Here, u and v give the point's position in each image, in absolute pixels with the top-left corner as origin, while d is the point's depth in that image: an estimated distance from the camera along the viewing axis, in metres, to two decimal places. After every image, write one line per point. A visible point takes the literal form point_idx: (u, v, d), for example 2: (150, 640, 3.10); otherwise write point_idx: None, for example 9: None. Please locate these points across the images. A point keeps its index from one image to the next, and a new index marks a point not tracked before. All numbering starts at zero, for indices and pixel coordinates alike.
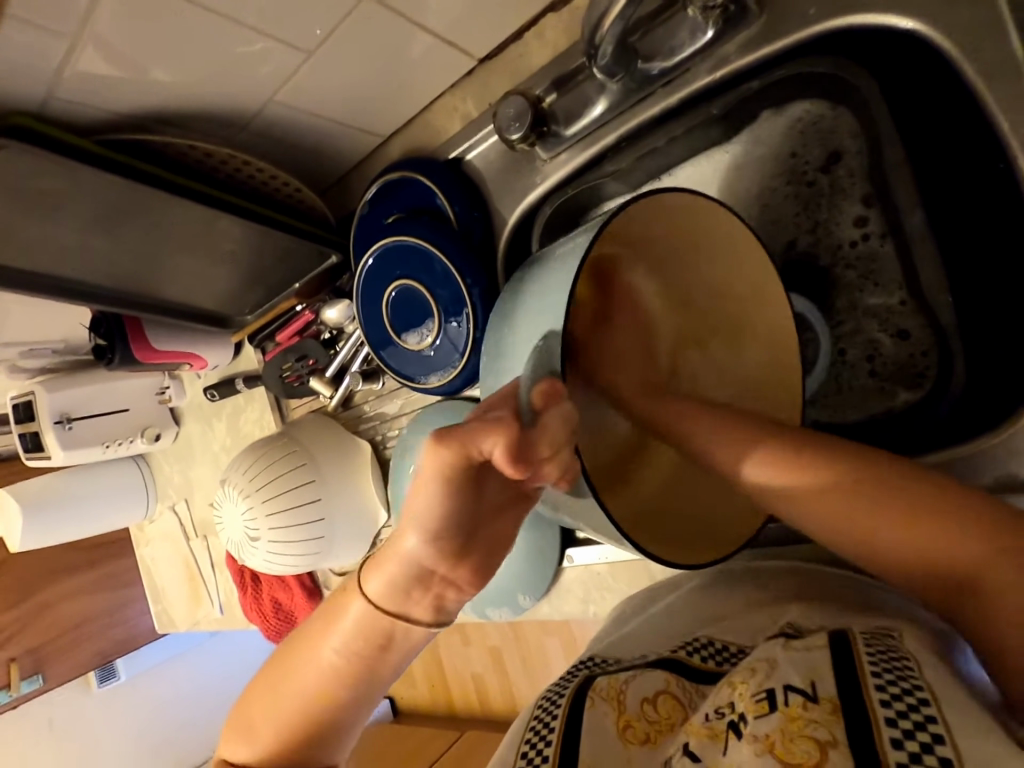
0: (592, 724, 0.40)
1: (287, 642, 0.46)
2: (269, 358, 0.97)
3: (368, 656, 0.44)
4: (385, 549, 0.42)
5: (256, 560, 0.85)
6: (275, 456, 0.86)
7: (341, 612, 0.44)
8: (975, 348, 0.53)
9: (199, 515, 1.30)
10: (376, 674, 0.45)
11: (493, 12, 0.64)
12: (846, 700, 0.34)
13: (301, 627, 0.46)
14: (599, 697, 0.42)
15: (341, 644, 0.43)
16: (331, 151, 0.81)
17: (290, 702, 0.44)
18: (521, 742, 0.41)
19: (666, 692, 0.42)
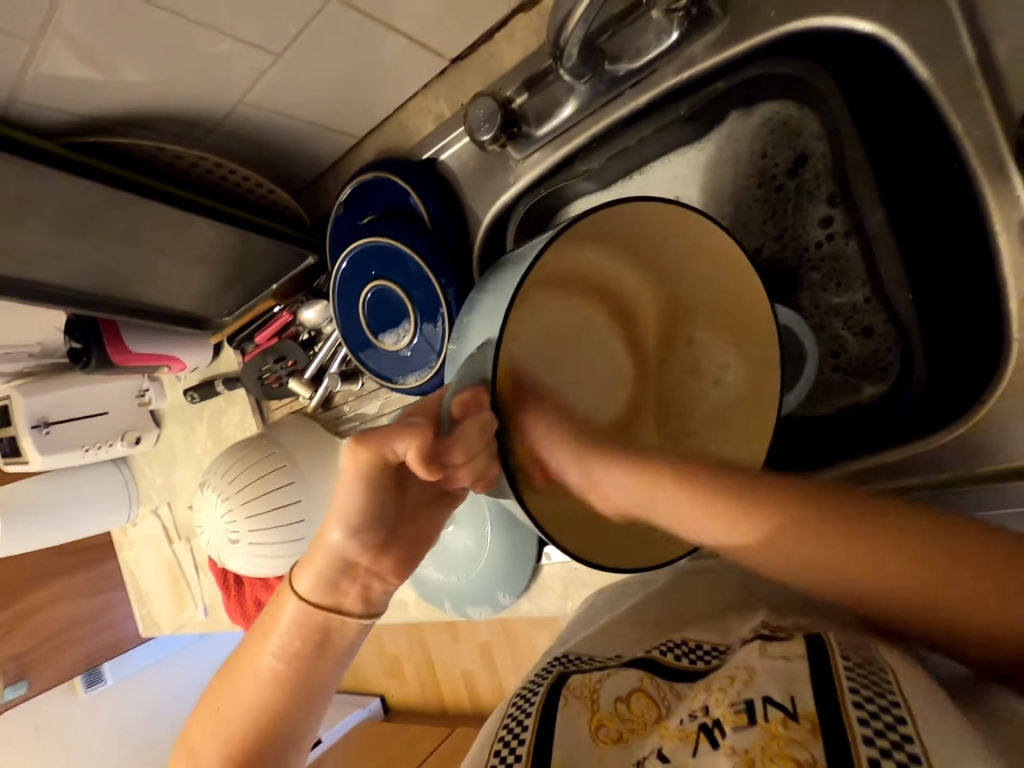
0: (565, 724, 0.40)
1: (228, 660, 0.47)
2: (247, 361, 0.98)
3: (303, 660, 0.45)
4: (313, 545, 0.44)
5: (238, 562, 0.85)
6: (252, 458, 0.86)
7: (275, 617, 0.45)
8: (937, 344, 0.54)
9: (182, 518, 1.30)
10: (313, 684, 0.45)
11: (464, 12, 0.63)
12: (826, 714, 0.34)
13: (239, 643, 0.47)
14: (574, 695, 0.42)
15: (276, 648, 0.45)
16: (304, 152, 0.80)
17: (228, 719, 0.45)
18: (495, 735, 0.42)
19: (640, 690, 0.42)
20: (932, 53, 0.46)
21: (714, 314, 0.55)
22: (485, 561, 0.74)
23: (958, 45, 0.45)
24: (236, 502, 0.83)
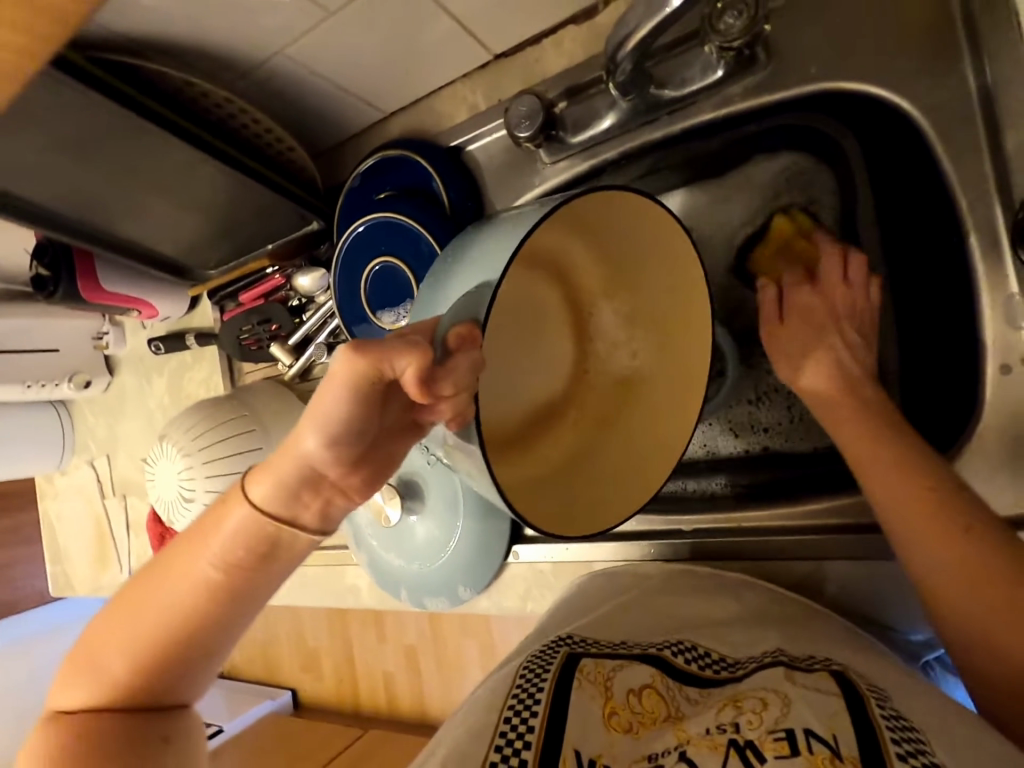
0: (578, 704, 0.42)
1: (156, 562, 0.44)
2: (227, 319, 0.95)
3: (241, 572, 0.43)
4: (283, 447, 0.41)
5: (186, 523, 0.81)
6: (223, 417, 0.82)
7: (220, 523, 0.42)
8: (915, 401, 0.57)
9: (120, 473, 1.22)
10: (244, 595, 0.44)
11: (520, 11, 0.65)
12: (869, 756, 0.35)
13: (171, 546, 0.44)
14: (588, 680, 0.44)
15: (212, 555, 0.42)
16: (328, 117, 0.79)
17: (144, 625, 0.43)
18: (503, 704, 0.43)
19: (651, 687, 0.44)
20: (948, 135, 0.51)
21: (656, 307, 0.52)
22: (450, 553, 0.73)
23: (974, 132, 0.50)
24: (198, 458, 0.79)
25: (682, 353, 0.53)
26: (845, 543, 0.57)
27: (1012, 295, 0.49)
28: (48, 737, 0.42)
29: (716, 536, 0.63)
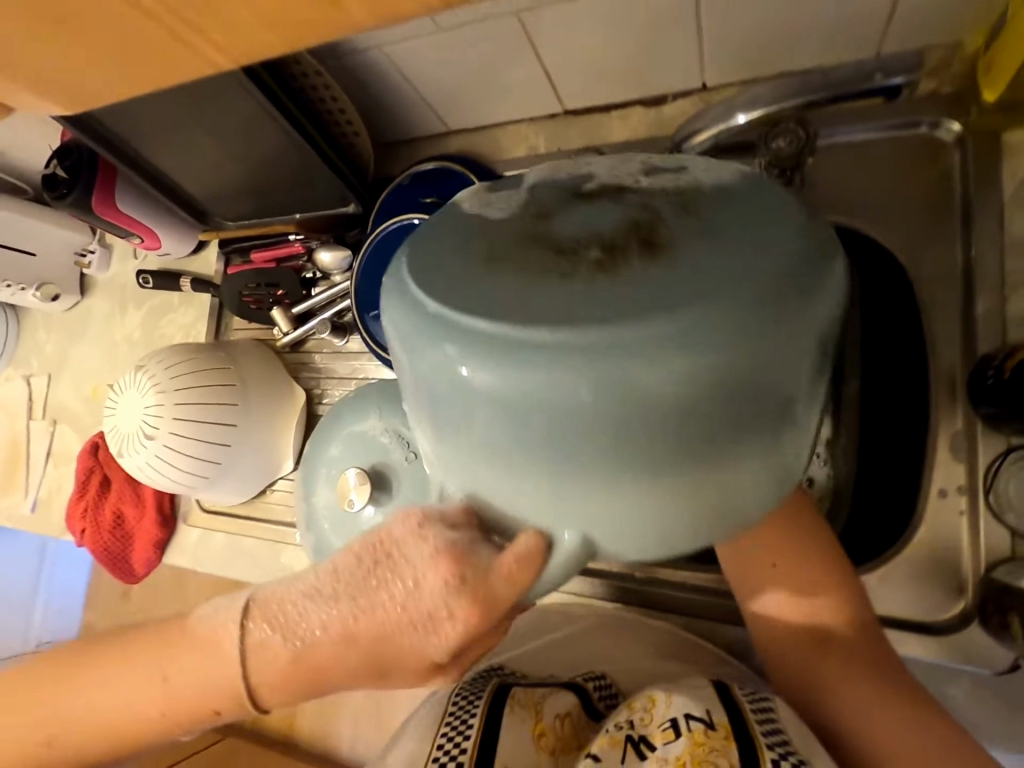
0: (509, 727, 0.48)
1: (104, 719, 0.43)
2: (232, 273, 0.94)
3: (147, 733, 0.44)
4: (330, 690, 0.42)
5: (135, 461, 0.77)
6: (206, 365, 0.80)
7: (193, 710, 0.42)
8: (861, 507, 0.63)
9: (57, 397, 1.15)
10: (116, 749, 0.45)
11: (601, 80, 0.72)
12: (736, 726, 0.43)
13: (122, 705, 0.43)
14: (519, 705, 0.50)
15: (151, 722, 0.43)
16: (395, 116, 0.83)
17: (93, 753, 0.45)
18: (438, 730, 0.49)
19: (573, 714, 0.50)
20: (930, 288, 0.61)
21: None
22: None
23: (951, 293, 0.60)
24: (168, 398, 0.76)
25: None
26: None
27: (957, 434, 0.58)
28: None
29: (662, 591, 0.66)
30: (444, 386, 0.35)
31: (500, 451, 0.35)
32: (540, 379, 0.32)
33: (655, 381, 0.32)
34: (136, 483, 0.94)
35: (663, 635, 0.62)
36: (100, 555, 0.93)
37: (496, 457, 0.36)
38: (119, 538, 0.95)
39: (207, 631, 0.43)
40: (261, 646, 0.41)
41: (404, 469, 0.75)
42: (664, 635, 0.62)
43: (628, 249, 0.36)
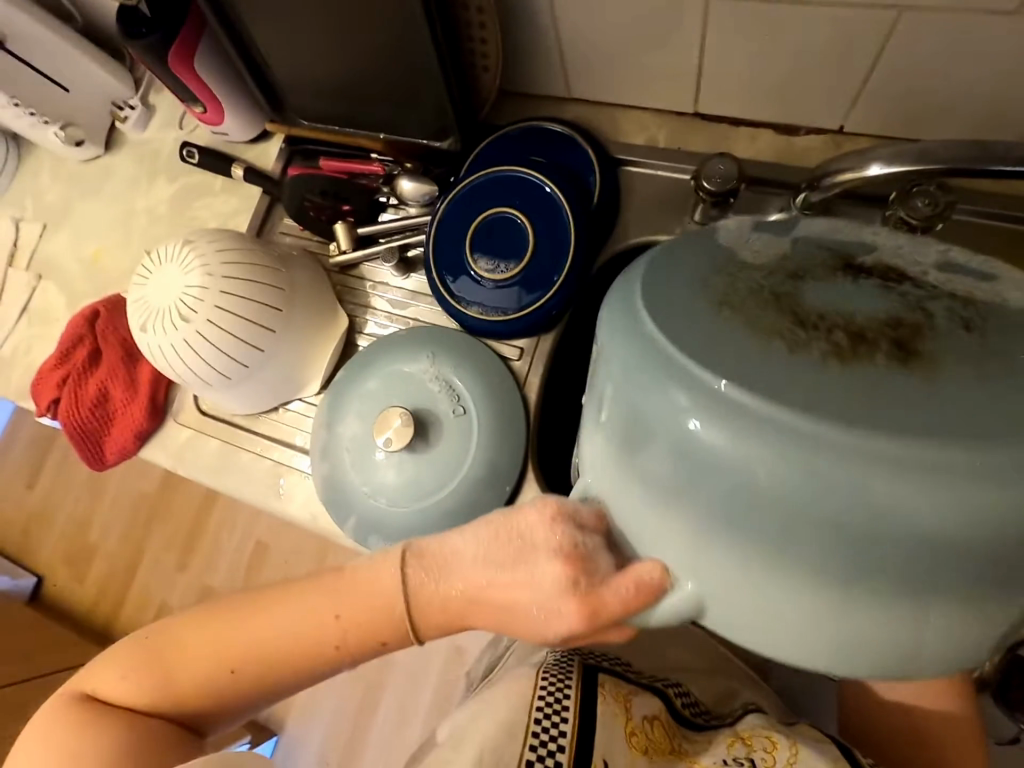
0: (605, 718, 0.58)
1: (285, 639, 0.54)
2: (296, 172, 0.88)
3: (336, 652, 0.55)
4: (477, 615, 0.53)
5: (159, 342, 0.71)
6: (259, 261, 0.74)
7: (368, 625, 0.53)
8: None
9: (50, 250, 1.03)
10: (312, 670, 0.56)
11: (748, 92, 0.71)
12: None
13: (302, 627, 0.54)
14: (610, 697, 0.60)
15: (332, 634, 0.54)
16: (522, 64, 0.78)
17: (277, 674, 0.55)
18: (533, 703, 0.58)
19: (659, 717, 0.61)
20: None
21: None
22: (426, 504, 0.71)
23: None
24: (214, 286, 0.70)
25: None
26: None
27: None
28: (164, 736, 0.55)
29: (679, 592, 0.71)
30: (631, 401, 0.39)
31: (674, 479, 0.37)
32: (788, 481, 0.33)
33: (848, 469, 0.32)
34: (132, 365, 0.87)
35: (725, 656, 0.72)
36: (73, 431, 0.86)
37: (680, 513, 0.37)
38: (95, 419, 0.86)
39: (368, 565, 0.54)
40: (428, 579, 0.53)
41: (448, 422, 0.72)
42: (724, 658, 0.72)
43: (878, 346, 0.36)
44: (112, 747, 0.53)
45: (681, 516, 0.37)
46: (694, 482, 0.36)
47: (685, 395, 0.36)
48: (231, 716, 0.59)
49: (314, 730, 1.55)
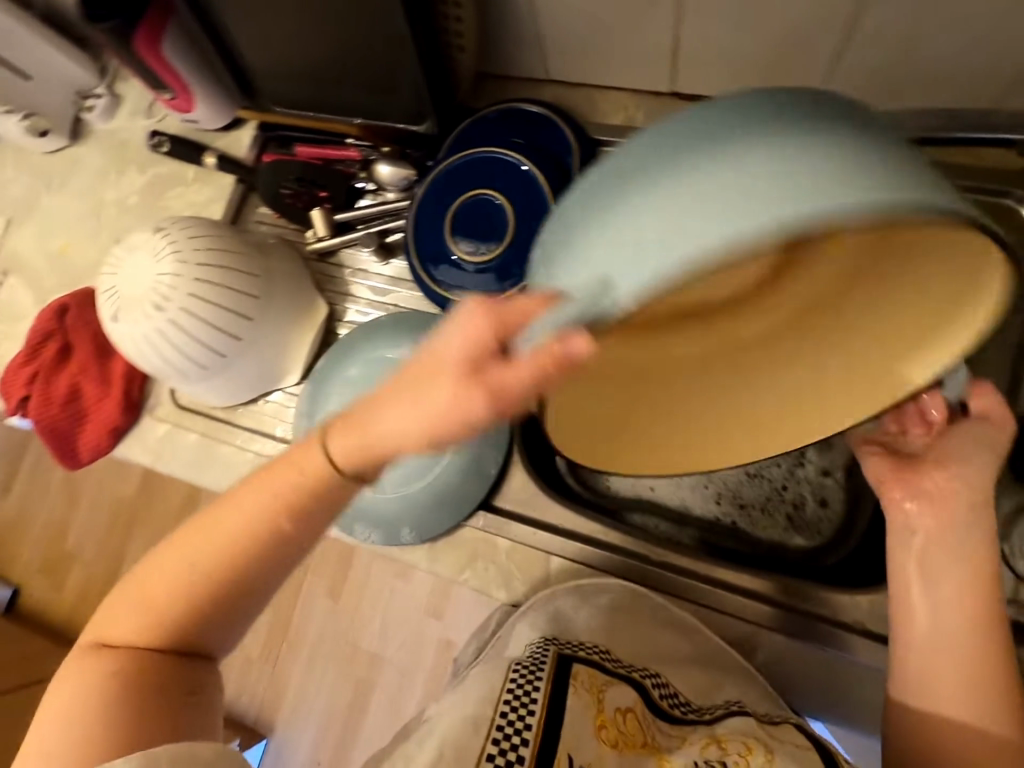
0: (574, 710, 0.50)
1: (214, 523, 0.45)
2: (270, 160, 0.86)
3: (311, 522, 0.45)
4: (366, 434, 0.41)
5: (130, 332, 0.69)
6: (234, 247, 0.72)
7: (300, 476, 0.43)
8: (871, 540, 0.67)
9: (15, 244, 1.00)
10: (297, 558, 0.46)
11: (723, 69, 0.71)
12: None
13: (233, 504, 0.44)
14: (583, 688, 0.53)
15: (264, 509, 0.44)
16: (498, 46, 0.78)
17: (216, 568, 0.45)
18: (500, 695, 0.52)
19: (634, 712, 0.53)
20: None
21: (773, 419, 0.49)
22: (413, 490, 0.70)
23: None
24: (188, 272, 0.68)
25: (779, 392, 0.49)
26: (788, 621, 0.64)
27: None
28: (104, 670, 0.45)
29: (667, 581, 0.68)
30: (564, 220, 0.34)
31: (632, 204, 0.31)
32: (704, 134, 0.31)
33: (743, 110, 0.32)
34: (104, 360, 0.84)
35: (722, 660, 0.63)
36: (44, 430, 0.83)
37: (636, 210, 0.31)
38: (67, 417, 0.84)
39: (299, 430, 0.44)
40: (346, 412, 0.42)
41: None
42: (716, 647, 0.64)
43: None
44: (86, 697, 0.44)
45: (646, 222, 0.30)
46: (642, 188, 0.31)
47: (598, 170, 0.34)
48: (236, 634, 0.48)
49: (305, 731, 1.53)
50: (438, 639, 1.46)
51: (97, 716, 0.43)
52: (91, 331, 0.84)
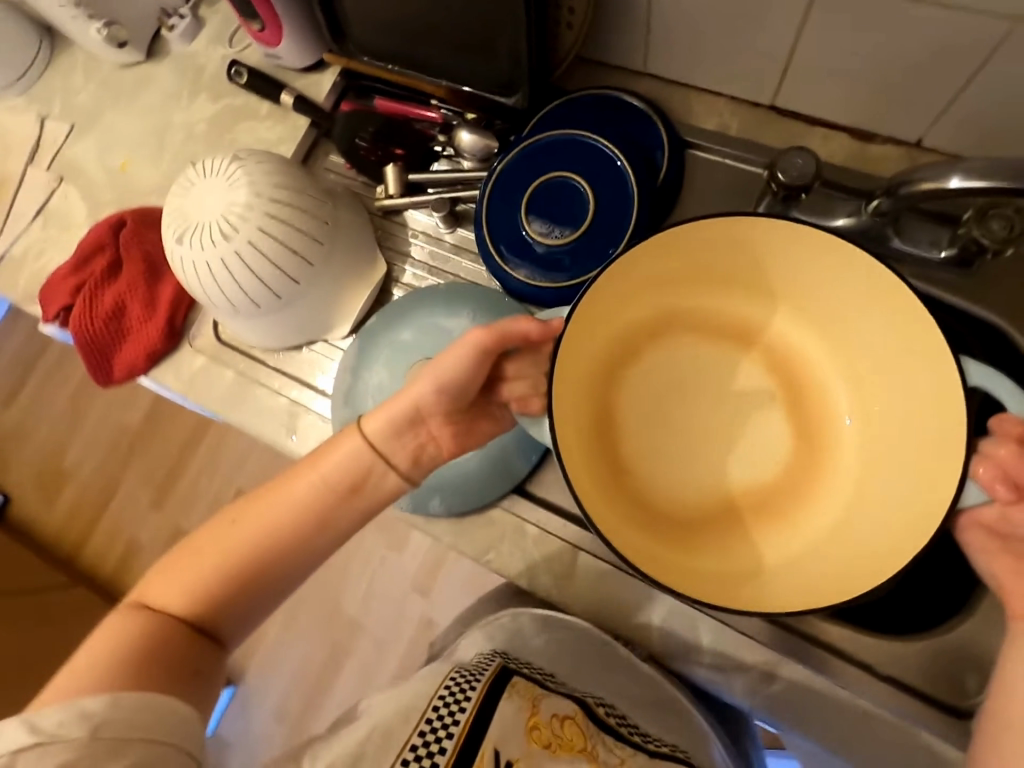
0: (508, 712, 0.58)
1: (265, 494, 0.59)
2: (351, 109, 0.85)
3: (332, 514, 0.58)
4: (400, 394, 0.58)
5: (192, 256, 0.68)
6: (308, 190, 0.71)
7: (336, 451, 0.59)
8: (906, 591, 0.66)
9: (75, 152, 0.99)
10: (319, 546, 0.58)
11: (831, 91, 0.69)
12: None
13: (282, 480, 0.59)
14: (518, 694, 0.60)
15: (308, 489, 0.58)
16: (603, 31, 0.76)
17: (252, 544, 0.57)
18: (434, 693, 0.60)
19: (572, 720, 0.61)
20: None
21: (859, 538, 0.54)
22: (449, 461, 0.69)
23: None
24: (259, 207, 0.67)
25: (854, 518, 0.56)
26: (803, 652, 0.62)
27: None
28: (141, 623, 0.55)
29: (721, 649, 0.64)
30: None
31: None
32: None
33: None
34: (152, 283, 0.83)
35: (679, 708, 0.69)
36: (83, 342, 0.82)
37: None
38: (107, 334, 0.83)
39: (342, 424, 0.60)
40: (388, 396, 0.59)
41: None
42: (678, 697, 0.69)
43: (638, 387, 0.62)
44: (120, 642, 0.53)
45: None
46: None
47: None
48: (248, 621, 0.59)
49: (274, 684, 1.53)
50: (419, 618, 1.48)
51: (117, 653, 0.52)
52: (142, 251, 0.83)
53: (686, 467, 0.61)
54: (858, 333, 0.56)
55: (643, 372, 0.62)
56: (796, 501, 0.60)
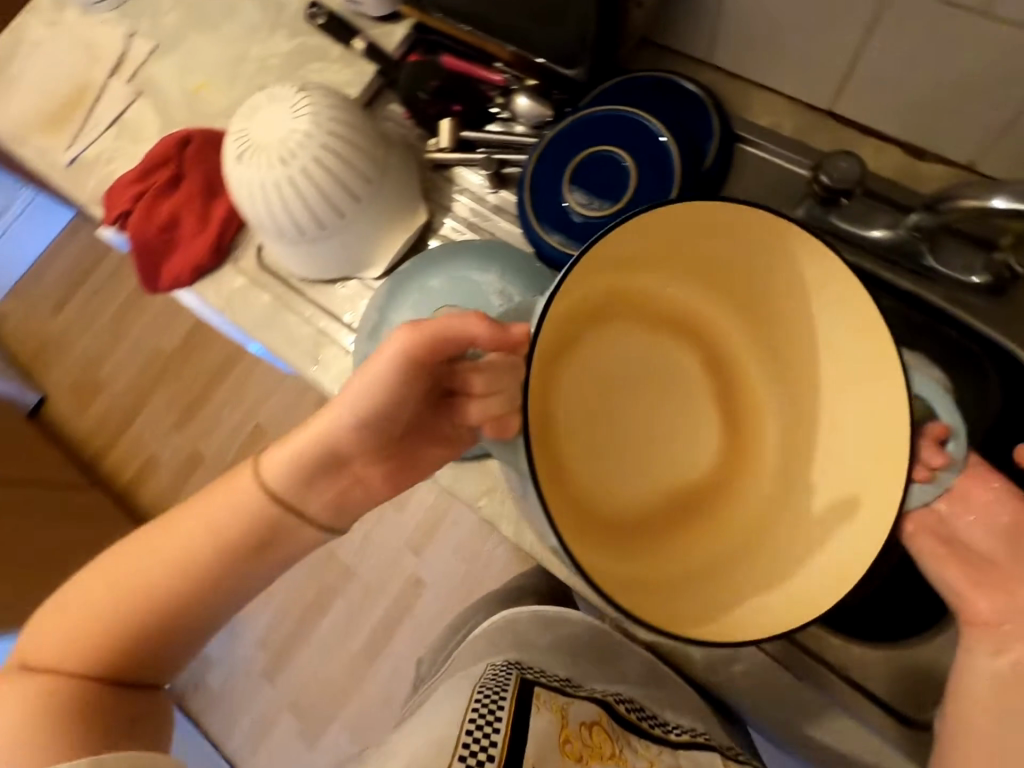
0: (539, 727, 0.60)
1: (145, 543, 0.62)
2: (417, 60, 0.87)
3: (234, 560, 0.62)
4: (307, 430, 0.61)
5: (247, 175, 0.72)
6: (361, 130, 0.74)
7: (232, 488, 0.63)
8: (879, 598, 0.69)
9: (154, 71, 1.04)
10: (228, 583, 0.62)
11: (890, 104, 0.69)
12: None
13: (159, 535, 0.62)
14: (544, 708, 0.62)
15: (161, 562, 0.60)
16: (672, 14, 0.76)
17: (154, 587, 0.60)
18: (467, 707, 0.60)
19: (600, 726, 0.65)
20: None
21: (788, 554, 0.50)
22: None
23: None
24: (315, 138, 0.71)
25: (772, 519, 0.53)
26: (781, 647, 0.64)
27: None
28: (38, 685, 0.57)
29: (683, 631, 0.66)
30: None
31: None
32: None
33: None
34: (207, 200, 0.88)
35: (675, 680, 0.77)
36: (137, 246, 0.87)
37: None
38: (160, 242, 0.88)
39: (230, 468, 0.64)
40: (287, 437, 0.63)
41: None
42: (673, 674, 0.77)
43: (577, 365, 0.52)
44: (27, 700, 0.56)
45: None
46: None
47: None
48: (182, 645, 0.63)
49: (262, 614, 1.59)
50: (408, 573, 1.52)
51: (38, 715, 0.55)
52: (202, 168, 0.87)
53: (616, 467, 0.53)
54: (812, 334, 0.52)
55: (591, 352, 0.52)
56: (717, 507, 0.55)
